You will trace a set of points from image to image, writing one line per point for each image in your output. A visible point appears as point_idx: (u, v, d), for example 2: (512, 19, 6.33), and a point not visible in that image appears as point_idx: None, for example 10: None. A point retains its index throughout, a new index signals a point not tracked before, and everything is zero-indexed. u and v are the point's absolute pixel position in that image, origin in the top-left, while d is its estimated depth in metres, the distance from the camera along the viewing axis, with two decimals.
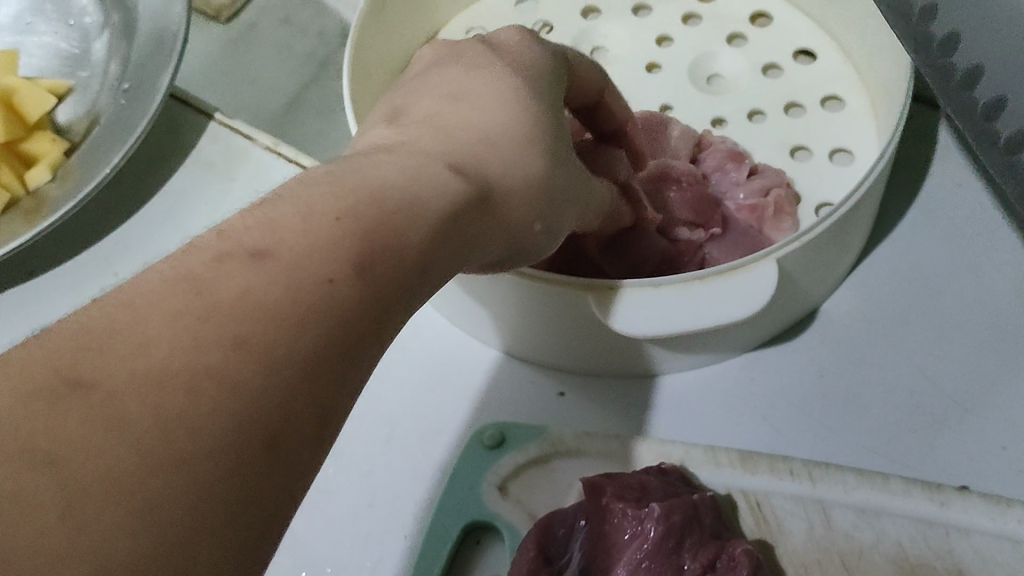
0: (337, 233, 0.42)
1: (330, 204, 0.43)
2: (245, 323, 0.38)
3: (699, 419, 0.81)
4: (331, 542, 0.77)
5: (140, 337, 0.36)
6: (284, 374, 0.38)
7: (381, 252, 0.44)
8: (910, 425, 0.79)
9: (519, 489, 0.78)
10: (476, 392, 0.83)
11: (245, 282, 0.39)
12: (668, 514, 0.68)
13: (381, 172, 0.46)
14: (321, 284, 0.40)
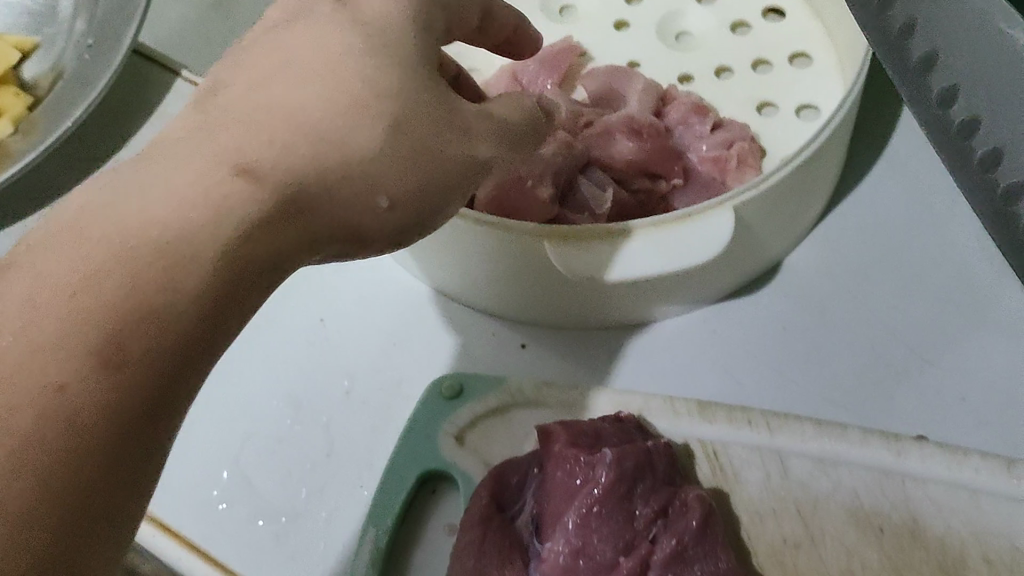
0: (64, 321, 0.42)
1: (58, 283, 0.43)
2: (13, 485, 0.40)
3: (659, 371, 0.80)
4: (286, 492, 0.77)
5: None
6: (50, 492, 0.41)
7: (201, 250, 0.46)
8: (870, 376, 0.78)
9: (476, 438, 0.77)
10: (438, 344, 0.83)
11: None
12: (620, 460, 0.69)
13: (118, 212, 0.45)
14: (49, 395, 0.41)
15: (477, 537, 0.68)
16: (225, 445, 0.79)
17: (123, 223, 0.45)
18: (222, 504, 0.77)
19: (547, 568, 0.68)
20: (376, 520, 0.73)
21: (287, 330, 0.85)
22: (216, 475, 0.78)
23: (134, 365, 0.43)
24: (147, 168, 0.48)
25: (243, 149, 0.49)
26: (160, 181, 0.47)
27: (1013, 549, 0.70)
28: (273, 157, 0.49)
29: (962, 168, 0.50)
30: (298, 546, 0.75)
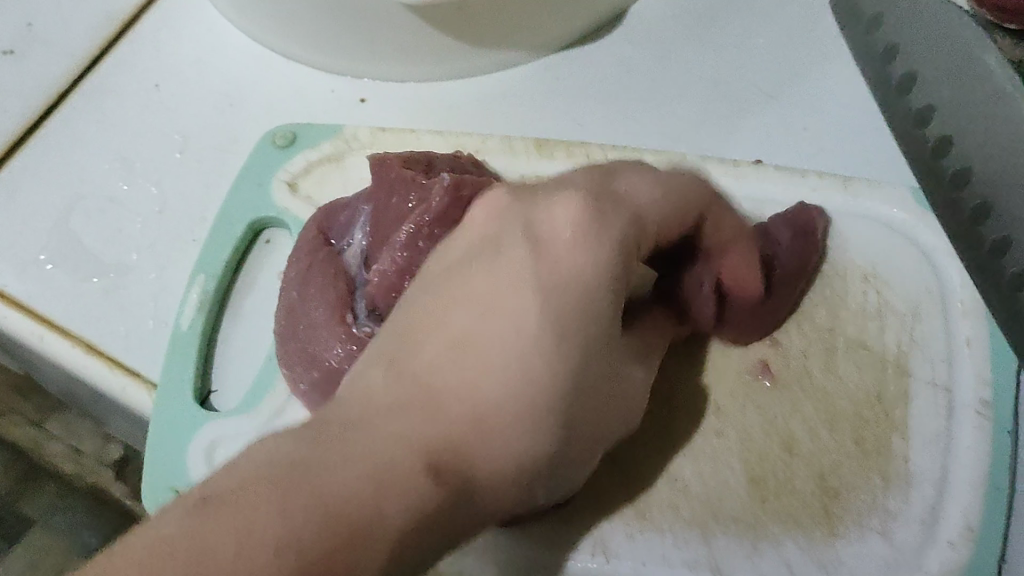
0: (402, 455, 0.44)
1: (409, 450, 0.45)
2: (320, 480, 0.42)
3: (503, 113, 0.78)
4: (116, 248, 0.74)
5: (246, 521, 0.40)
6: (357, 517, 0.42)
7: (466, 407, 0.47)
8: (709, 111, 0.76)
9: (311, 185, 0.75)
10: (272, 99, 0.80)
11: (338, 476, 0.42)
12: (458, 187, 0.64)
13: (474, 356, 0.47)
14: (416, 481, 0.44)
15: (304, 268, 0.68)
16: (53, 209, 0.76)
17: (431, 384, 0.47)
18: (48, 264, 0.74)
19: (373, 288, 0.64)
20: (203, 265, 0.71)
21: (120, 96, 0.81)
22: (41, 236, 0.75)
23: (417, 488, 0.44)
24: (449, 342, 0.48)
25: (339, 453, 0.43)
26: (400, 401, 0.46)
27: (845, 261, 0.69)
28: (416, 423, 0.45)
29: (978, 250, 0.65)
30: (125, 300, 0.72)
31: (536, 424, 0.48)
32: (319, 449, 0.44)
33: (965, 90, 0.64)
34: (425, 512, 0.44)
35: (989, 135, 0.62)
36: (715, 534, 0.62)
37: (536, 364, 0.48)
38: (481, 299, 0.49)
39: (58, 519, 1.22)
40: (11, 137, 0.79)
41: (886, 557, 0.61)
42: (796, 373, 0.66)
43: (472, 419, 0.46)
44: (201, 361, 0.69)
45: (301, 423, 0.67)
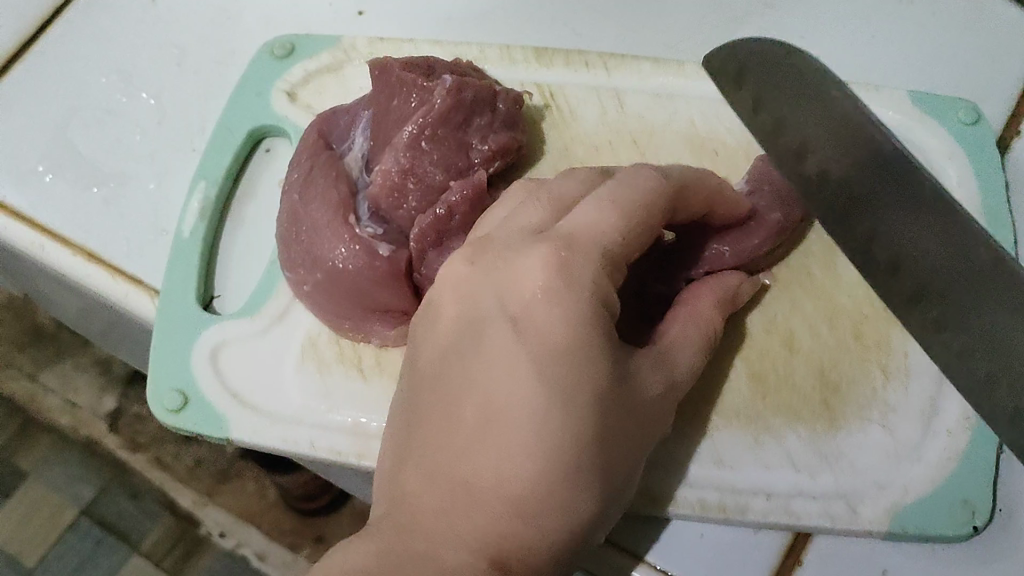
0: (519, 376, 0.46)
1: (511, 373, 0.46)
2: (502, 424, 0.46)
3: (501, 25, 0.78)
4: (116, 159, 0.74)
5: (472, 430, 0.46)
6: (562, 422, 0.45)
7: (562, 341, 0.46)
8: (709, 20, 0.76)
9: (310, 95, 0.75)
10: (269, 13, 0.80)
11: (502, 395, 0.46)
12: (460, 90, 0.65)
13: (536, 305, 0.47)
14: (543, 398, 0.45)
15: (305, 171, 0.68)
16: (51, 121, 0.76)
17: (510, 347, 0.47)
18: (47, 177, 0.73)
19: (377, 190, 0.65)
20: (204, 174, 0.71)
21: (115, 11, 0.81)
22: (39, 148, 0.75)
23: (556, 427, 0.45)
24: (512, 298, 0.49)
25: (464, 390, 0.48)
26: (497, 360, 0.47)
27: None
28: (501, 362, 0.47)
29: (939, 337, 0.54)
30: (127, 209, 0.72)
31: (607, 371, 0.47)
32: (551, 358, 0.46)
33: (920, 210, 0.56)
34: (578, 450, 0.45)
35: (941, 232, 0.55)
36: (716, 427, 0.63)
37: (578, 360, 0.46)
38: (523, 276, 0.49)
39: (54, 472, 1.26)
40: (8, 51, 0.79)
41: (885, 447, 0.62)
42: (796, 275, 0.67)
43: (547, 353, 0.46)
44: (203, 266, 0.69)
45: (307, 323, 0.68)
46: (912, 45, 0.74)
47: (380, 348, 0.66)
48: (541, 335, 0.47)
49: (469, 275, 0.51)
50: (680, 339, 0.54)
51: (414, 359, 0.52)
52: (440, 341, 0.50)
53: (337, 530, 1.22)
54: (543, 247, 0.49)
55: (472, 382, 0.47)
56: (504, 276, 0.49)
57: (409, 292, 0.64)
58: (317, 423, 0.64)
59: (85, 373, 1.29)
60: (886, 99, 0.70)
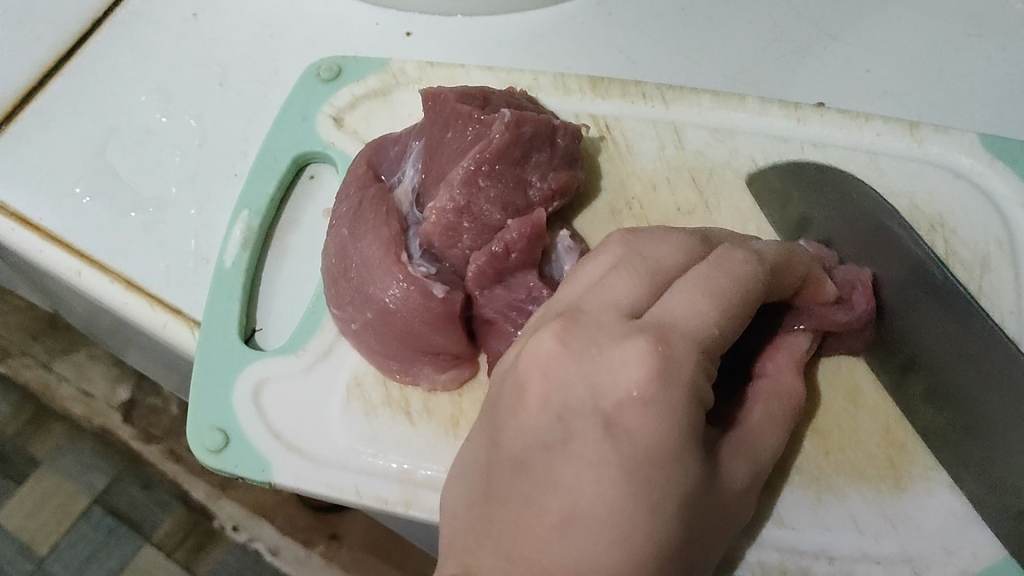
0: (612, 467, 0.44)
1: (604, 462, 0.44)
2: (594, 513, 0.44)
3: (554, 50, 0.75)
4: (154, 183, 0.72)
5: (558, 512, 0.45)
6: (654, 519, 0.45)
7: (660, 443, 0.45)
8: (770, 50, 0.74)
9: (357, 120, 0.73)
10: (313, 31, 0.78)
11: (593, 481, 0.44)
12: (519, 125, 0.62)
13: (630, 404, 0.45)
14: (639, 497, 0.44)
15: (354, 203, 0.66)
16: (89, 140, 0.73)
17: (608, 433, 0.45)
18: (85, 199, 0.71)
19: (431, 228, 0.63)
20: (247, 200, 0.69)
21: (154, 27, 0.79)
22: (76, 168, 0.72)
23: (648, 527, 0.44)
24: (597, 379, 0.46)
25: (549, 467, 0.46)
26: (586, 450, 0.45)
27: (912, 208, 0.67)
28: (594, 448, 0.45)
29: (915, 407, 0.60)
30: (167, 235, 0.70)
31: (695, 466, 0.46)
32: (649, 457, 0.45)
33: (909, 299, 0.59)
34: (663, 546, 0.45)
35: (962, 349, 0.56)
36: (778, 485, 0.60)
37: (668, 467, 0.45)
38: (617, 362, 0.46)
39: (67, 462, 1.24)
40: (44, 66, 0.76)
41: (953, 512, 0.59)
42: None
43: (643, 448, 0.45)
44: (244, 300, 0.67)
45: (352, 362, 0.65)
46: (982, 83, 0.71)
47: (427, 392, 0.64)
48: (632, 438, 0.45)
49: (560, 357, 0.47)
50: (762, 425, 0.54)
51: (492, 432, 0.49)
52: (521, 424, 0.48)
53: (351, 529, 1.19)
54: (640, 339, 0.47)
55: (556, 471, 0.45)
56: (598, 368, 0.47)
57: (461, 334, 0.62)
58: (362, 469, 0.62)
59: (99, 363, 1.27)
60: (957, 142, 0.68)
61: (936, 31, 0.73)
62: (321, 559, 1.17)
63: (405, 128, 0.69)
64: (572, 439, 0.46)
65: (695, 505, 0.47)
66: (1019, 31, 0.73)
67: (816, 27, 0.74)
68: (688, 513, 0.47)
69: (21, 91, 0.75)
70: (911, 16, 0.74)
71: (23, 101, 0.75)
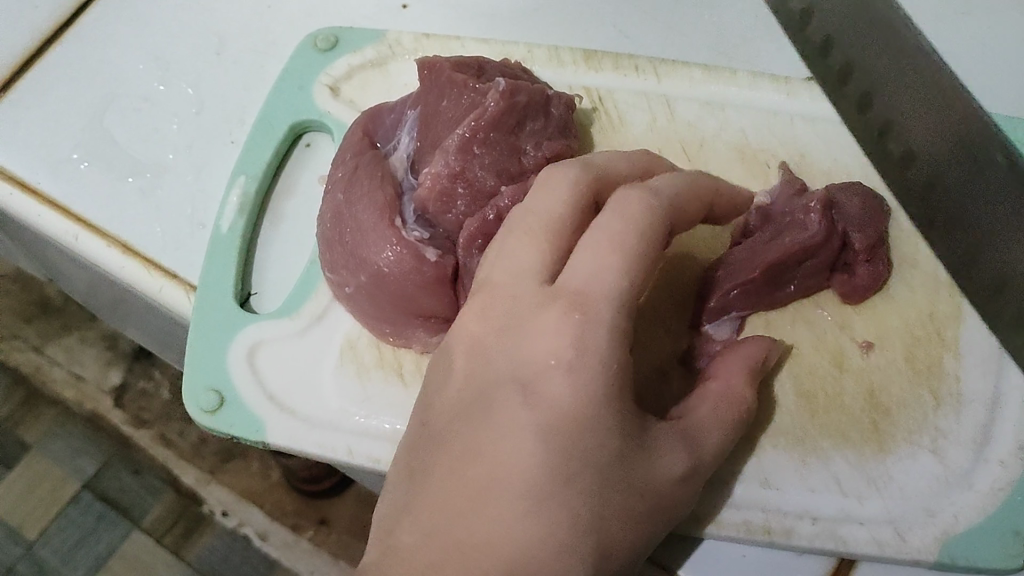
0: (524, 433, 0.47)
1: (518, 428, 0.47)
2: (507, 477, 0.46)
3: (547, 23, 0.76)
4: (152, 149, 0.73)
5: (476, 482, 0.47)
6: (570, 482, 0.46)
7: (575, 406, 0.47)
8: (762, 25, 0.75)
9: (353, 90, 0.74)
10: (310, 2, 0.78)
11: (508, 449, 0.47)
12: (513, 93, 0.63)
13: (546, 377, 0.48)
14: (551, 458, 0.46)
15: (350, 169, 0.66)
16: (87, 107, 0.74)
17: (527, 405, 0.48)
18: (83, 165, 0.72)
19: (426, 193, 0.63)
20: (245, 166, 0.70)
21: None
22: (74, 133, 0.73)
23: (565, 489, 0.46)
24: (511, 355, 0.50)
25: (472, 440, 0.48)
26: (506, 422, 0.48)
27: None
28: (512, 416, 0.48)
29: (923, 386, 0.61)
30: (163, 201, 0.71)
31: (620, 439, 0.48)
32: (566, 424, 0.47)
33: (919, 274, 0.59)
34: (582, 511, 0.46)
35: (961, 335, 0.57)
36: (763, 446, 0.61)
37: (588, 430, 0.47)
38: (534, 339, 0.49)
39: (58, 446, 1.24)
40: (44, 35, 0.77)
41: (935, 475, 0.60)
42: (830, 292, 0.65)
43: (557, 413, 0.47)
44: (241, 263, 0.68)
45: (346, 325, 0.66)
46: (969, 58, 0.72)
47: (420, 354, 0.65)
48: (549, 403, 0.47)
49: (489, 334, 0.52)
50: (710, 422, 0.52)
51: (426, 418, 0.52)
52: (450, 406, 0.51)
53: (339, 513, 1.19)
54: (559, 304, 0.49)
55: (479, 445, 0.48)
56: (518, 343, 0.50)
57: (452, 297, 0.63)
58: (355, 429, 0.63)
59: (92, 348, 1.28)
60: None
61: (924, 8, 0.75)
62: (310, 543, 1.18)
63: (401, 97, 0.70)
64: (494, 406, 0.49)
65: (632, 476, 0.48)
66: (1004, 10, 0.74)
67: None
68: (620, 483, 0.47)
69: (20, 60, 0.76)
70: None
71: (22, 68, 0.75)
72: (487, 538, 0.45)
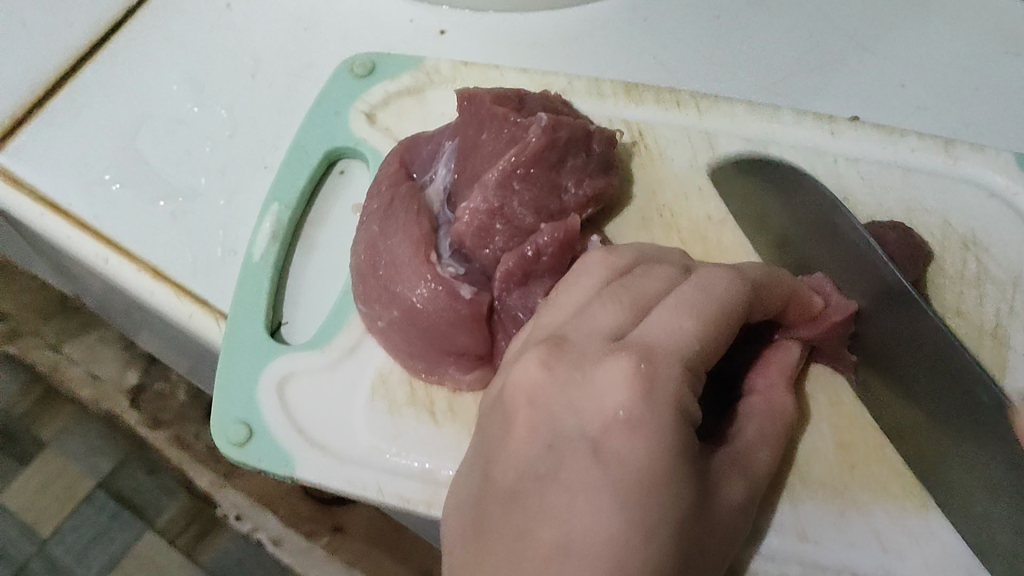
0: (601, 491, 0.43)
1: (591, 484, 0.44)
2: (585, 538, 0.42)
3: (586, 53, 0.75)
4: (184, 172, 0.72)
5: (553, 541, 0.43)
6: (649, 545, 0.43)
7: (652, 464, 0.44)
8: (805, 61, 0.74)
9: (389, 117, 0.72)
10: (348, 25, 0.77)
11: (584, 505, 0.43)
12: (555, 127, 0.62)
13: (621, 439, 0.45)
14: (629, 521, 0.43)
15: (386, 202, 0.65)
16: (120, 126, 0.73)
17: (597, 462, 0.44)
18: (115, 186, 0.71)
19: (463, 228, 0.62)
20: (279, 193, 0.69)
21: (190, 16, 0.78)
22: (106, 154, 0.72)
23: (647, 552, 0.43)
24: (571, 404, 0.47)
25: (538, 498, 0.45)
26: (578, 478, 0.44)
27: (944, 225, 0.66)
28: (584, 464, 0.44)
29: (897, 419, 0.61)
30: (194, 225, 0.70)
31: (691, 499, 0.45)
32: (640, 484, 0.43)
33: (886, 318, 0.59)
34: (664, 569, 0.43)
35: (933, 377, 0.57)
36: (801, 498, 0.60)
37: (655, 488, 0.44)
38: (599, 390, 0.46)
39: (74, 445, 1.24)
40: (78, 52, 0.76)
41: None
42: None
43: (629, 470, 0.44)
44: (272, 293, 0.67)
45: (377, 360, 0.65)
46: (1018, 100, 0.71)
47: (452, 393, 0.64)
48: (623, 461, 0.44)
49: (547, 383, 0.48)
50: (757, 442, 0.54)
51: (488, 471, 0.48)
52: (515, 457, 0.47)
53: (353, 522, 1.16)
54: (625, 358, 0.47)
55: (549, 501, 0.44)
56: (583, 396, 0.47)
57: (485, 334, 0.62)
58: (385, 466, 0.62)
59: (110, 348, 1.23)
60: (993, 160, 0.67)
61: (974, 47, 0.73)
62: (324, 552, 1.14)
63: (439, 127, 0.69)
64: (558, 459, 0.45)
65: (695, 534, 0.46)
66: None
67: (853, 39, 0.74)
68: (687, 539, 0.45)
69: (53, 77, 0.75)
70: (947, 31, 0.74)
71: (55, 84, 0.75)
72: None
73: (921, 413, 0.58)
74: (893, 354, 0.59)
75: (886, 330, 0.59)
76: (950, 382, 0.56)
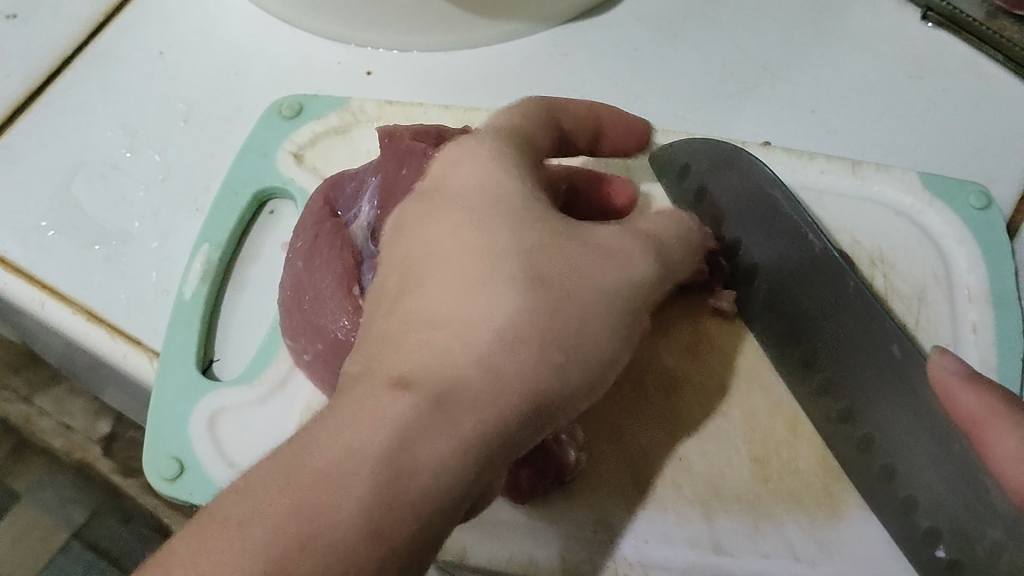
0: (472, 317, 0.48)
1: (455, 322, 0.48)
2: (453, 377, 0.46)
3: (509, 89, 0.77)
4: (117, 216, 0.73)
5: (395, 404, 0.44)
6: (519, 290, 0.49)
7: (486, 246, 0.50)
8: (719, 90, 0.76)
9: (316, 157, 0.75)
10: (278, 69, 0.80)
11: (444, 341, 0.47)
12: None
13: (466, 245, 0.50)
14: (495, 335, 0.47)
15: (310, 238, 0.68)
16: (54, 174, 0.75)
17: (443, 295, 0.49)
18: (50, 232, 0.73)
19: None
20: (209, 234, 0.71)
21: (122, 63, 0.80)
22: (42, 201, 0.74)
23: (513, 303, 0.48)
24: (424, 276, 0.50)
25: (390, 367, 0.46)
26: (425, 325, 0.48)
27: (852, 244, 0.69)
28: (432, 310, 0.48)
29: (849, 451, 0.61)
30: (127, 267, 0.71)
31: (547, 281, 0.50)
32: (499, 270, 0.49)
33: (833, 336, 0.61)
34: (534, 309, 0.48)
35: (888, 378, 0.59)
36: (718, 512, 0.62)
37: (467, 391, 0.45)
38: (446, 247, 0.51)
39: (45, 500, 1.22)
40: (13, 104, 0.78)
41: (887, 539, 0.60)
42: (750, 367, 0.66)
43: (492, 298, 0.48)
44: (203, 331, 0.68)
45: (306, 392, 0.67)
46: (922, 122, 0.73)
47: None
48: (465, 247, 0.51)
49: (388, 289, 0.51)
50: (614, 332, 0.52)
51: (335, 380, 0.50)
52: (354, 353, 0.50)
53: None
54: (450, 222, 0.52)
55: (410, 342, 0.47)
56: (417, 242, 0.52)
57: None
58: None
59: (80, 398, 1.23)
60: (898, 180, 0.70)
61: (880, 72, 0.76)
62: None
63: (363, 164, 0.71)
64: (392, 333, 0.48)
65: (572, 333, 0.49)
66: (957, 74, 0.75)
67: (764, 67, 0.77)
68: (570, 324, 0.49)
69: None
70: (855, 58, 0.76)
71: None
72: (419, 457, 0.43)
73: (863, 420, 0.60)
74: (842, 371, 0.61)
75: (834, 348, 0.61)
76: (885, 356, 0.59)
